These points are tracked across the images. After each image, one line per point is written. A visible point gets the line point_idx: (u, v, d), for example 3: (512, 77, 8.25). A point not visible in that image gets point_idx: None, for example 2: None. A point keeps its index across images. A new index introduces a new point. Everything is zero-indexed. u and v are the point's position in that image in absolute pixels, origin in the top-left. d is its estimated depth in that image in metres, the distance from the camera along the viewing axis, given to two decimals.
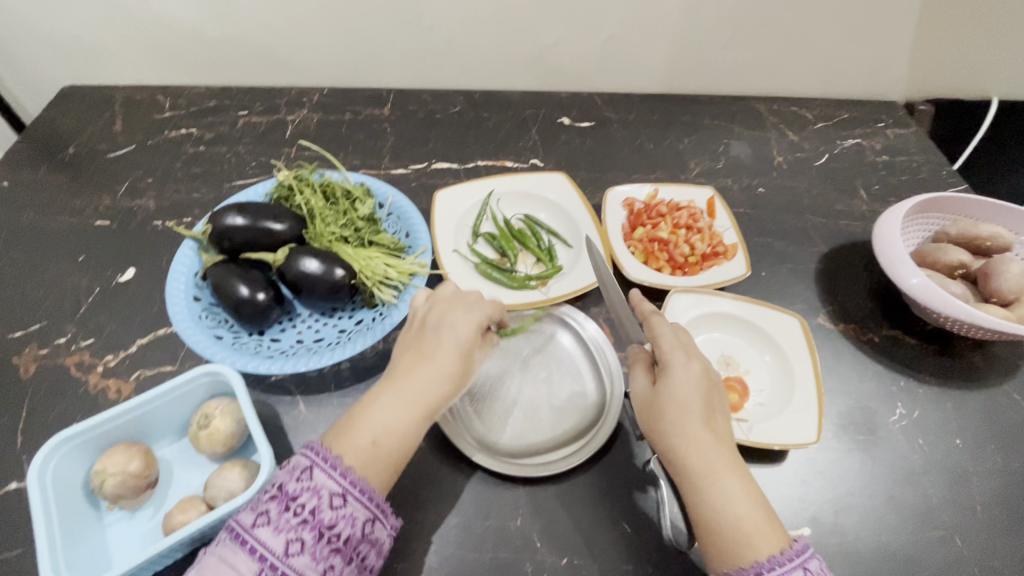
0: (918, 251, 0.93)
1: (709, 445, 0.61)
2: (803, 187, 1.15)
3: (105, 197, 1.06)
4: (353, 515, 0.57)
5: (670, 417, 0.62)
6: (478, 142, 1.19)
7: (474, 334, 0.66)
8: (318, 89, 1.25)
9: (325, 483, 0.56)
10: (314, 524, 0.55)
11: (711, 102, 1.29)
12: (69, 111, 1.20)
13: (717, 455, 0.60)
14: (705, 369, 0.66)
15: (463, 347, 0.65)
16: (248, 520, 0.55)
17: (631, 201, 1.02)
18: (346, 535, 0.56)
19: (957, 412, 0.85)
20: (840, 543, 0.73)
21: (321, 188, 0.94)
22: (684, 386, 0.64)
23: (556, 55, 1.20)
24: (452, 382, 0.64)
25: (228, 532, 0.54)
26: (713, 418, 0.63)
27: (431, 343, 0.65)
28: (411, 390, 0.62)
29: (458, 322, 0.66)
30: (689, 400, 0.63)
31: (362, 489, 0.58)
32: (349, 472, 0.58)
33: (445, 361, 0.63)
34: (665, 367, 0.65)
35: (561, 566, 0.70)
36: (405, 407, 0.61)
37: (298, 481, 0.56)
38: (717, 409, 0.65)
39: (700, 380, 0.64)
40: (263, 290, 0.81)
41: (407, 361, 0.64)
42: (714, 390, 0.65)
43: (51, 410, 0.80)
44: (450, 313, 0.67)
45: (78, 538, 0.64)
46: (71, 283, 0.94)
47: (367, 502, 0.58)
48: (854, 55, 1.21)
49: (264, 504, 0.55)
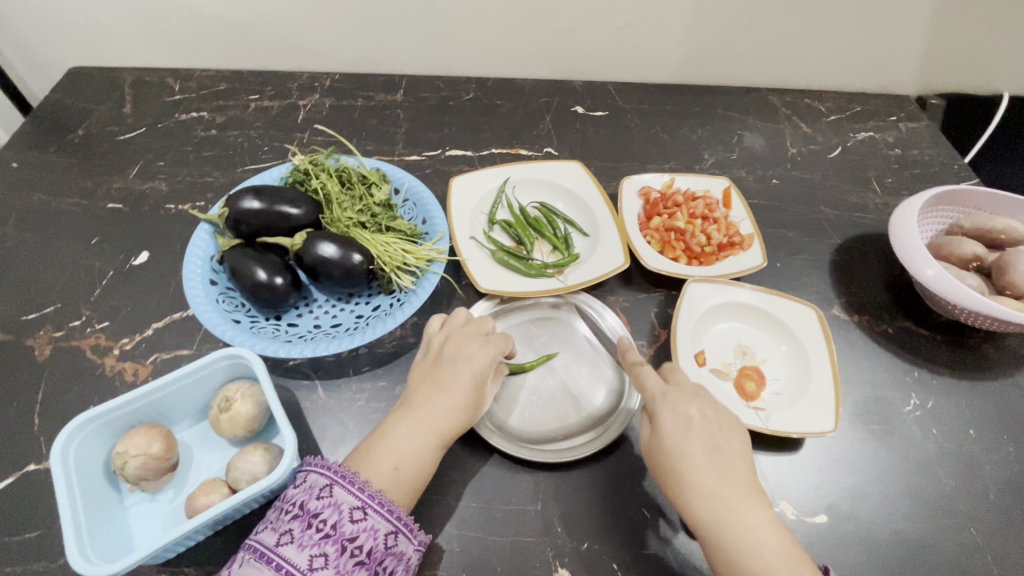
0: (932, 244, 0.93)
1: (713, 493, 0.62)
2: (817, 178, 1.15)
3: (115, 179, 1.05)
4: (374, 528, 0.59)
5: (671, 469, 0.64)
6: (492, 129, 1.18)
7: (488, 364, 0.72)
8: (330, 74, 1.24)
9: (344, 498, 0.59)
10: (336, 537, 0.57)
11: (725, 93, 1.28)
12: (78, 92, 1.18)
13: (722, 502, 0.61)
14: (699, 412, 0.67)
15: (478, 378, 0.71)
16: (273, 539, 0.57)
17: (647, 190, 1.02)
18: (368, 547, 0.58)
19: (970, 403, 0.85)
20: (855, 530, 0.74)
21: (336, 172, 0.93)
22: (677, 435, 0.65)
23: (570, 43, 1.19)
24: (467, 411, 0.69)
25: (253, 551, 0.57)
26: (718, 460, 0.64)
27: (448, 374, 0.70)
28: (430, 418, 0.67)
29: (473, 355, 0.72)
30: (686, 449, 0.64)
31: (380, 502, 0.60)
32: (367, 487, 0.61)
33: (461, 393, 0.69)
34: (657, 415, 0.68)
35: (581, 550, 0.70)
36: (426, 435, 0.66)
37: (318, 499, 0.59)
38: (722, 447, 0.65)
39: (694, 426, 0.66)
40: (280, 274, 0.81)
41: (425, 392, 0.70)
42: (713, 428, 0.66)
43: (68, 392, 0.80)
44: (465, 346, 0.73)
45: (101, 519, 0.64)
46: (84, 265, 0.93)
47: (388, 514, 0.60)
48: (868, 48, 1.21)
49: (287, 523, 0.58)
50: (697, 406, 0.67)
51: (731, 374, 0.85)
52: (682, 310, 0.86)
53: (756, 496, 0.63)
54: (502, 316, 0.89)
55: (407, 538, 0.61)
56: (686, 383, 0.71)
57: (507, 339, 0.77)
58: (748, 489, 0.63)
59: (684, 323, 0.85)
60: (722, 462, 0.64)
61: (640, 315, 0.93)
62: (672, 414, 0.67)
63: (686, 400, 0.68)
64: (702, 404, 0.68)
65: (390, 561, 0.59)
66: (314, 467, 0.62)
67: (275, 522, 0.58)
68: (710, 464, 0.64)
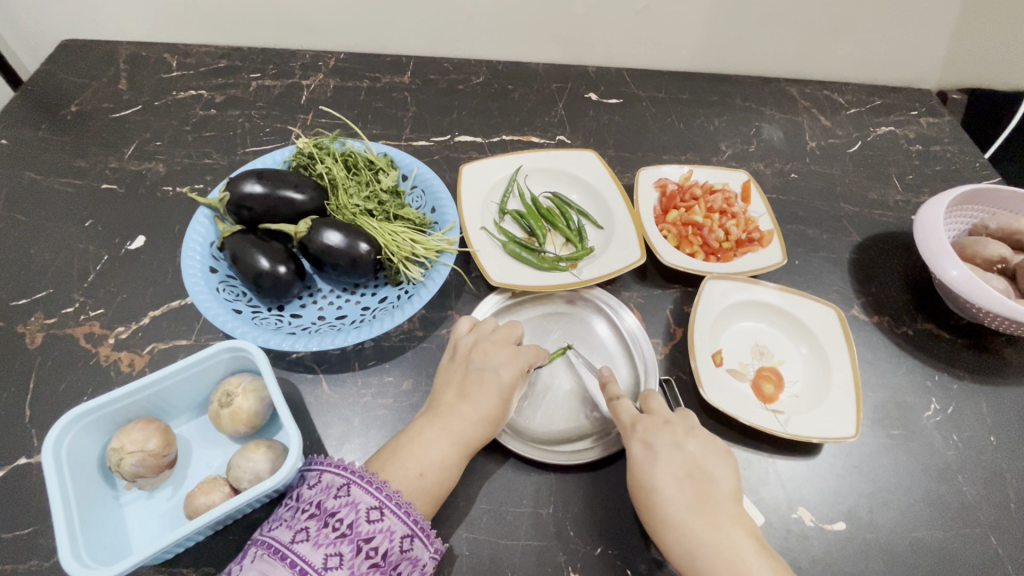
0: (956, 243, 0.88)
1: (685, 525, 0.60)
2: (837, 173, 1.11)
3: (110, 159, 1.01)
4: (391, 529, 0.57)
5: (645, 502, 0.63)
6: (503, 115, 1.14)
7: (516, 376, 0.71)
8: (334, 54, 1.19)
9: (362, 497, 0.57)
10: (352, 537, 0.55)
11: (743, 82, 1.24)
12: (71, 67, 1.13)
13: (695, 534, 0.59)
14: (672, 440, 0.66)
15: (505, 388, 0.70)
16: (287, 537, 0.55)
17: (664, 182, 0.98)
18: (384, 549, 0.56)
19: (991, 409, 0.83)
20: (875, 539, 0.72)
21: (342, 157, 0.89)
22: (647, 468, 0.64)
23: (586, 27, 1.14)
24: (494, 421, 0.68)
25: (266, 548, 0.54)
26: (691, 491, 0.62)
27: (475, 384, 0.69)
28: (457, 427, 0.66)
29: (502, 365, 0.71)
30: (655, 481, 0.63)
31: (398, 503, 0.58)
32: (385, 487, 0.58)
33: (488, 403, 0.68)
34: (629, 449, 0.67)
35: (595, 555, 0.68)
36: (451, 444, 0.65)
37: (335, 498, 0.57)
38: (696, 476, 0.63)
39: (665, 456, 0.65)
40: (283, 263, 0.77)
41: (451, 400, 0.69)
42: (686, 458, 0.65)
43: (61, 383, 0.77)
44: (493, 354, 0.72)
45: (96, 518, 0.61)
46: (78, 249, 0.89)
47: (405, 516, 0.58)
48: (893, 41, 1.17)
49: (303, 521, 0.55)
50: (667, 436, 0.66)
51: (748, 375, 0.83)
52: (701, 307, 0.83)
53: (735, 524, 0.60)
54: (514, 311, 0.86)
55: (423, 543, 0.58)
56: (660, 412, 0.70)
57: (538, 350, 0.76)
58: (725, 519, 0.60)
59: (703, 321, 0.82)
60: (695, 492, 0.62)
61: (655, 312, 0.90)
62: (643, 446, 0.66)
63: (657, 431, 0.67)
64: (675, 433, 0.67)
65: (405, 565, 0.57)
66: (330, 466, 0.59)
67: (290, 520, 0.56)
68: (682, 496, 0.62)
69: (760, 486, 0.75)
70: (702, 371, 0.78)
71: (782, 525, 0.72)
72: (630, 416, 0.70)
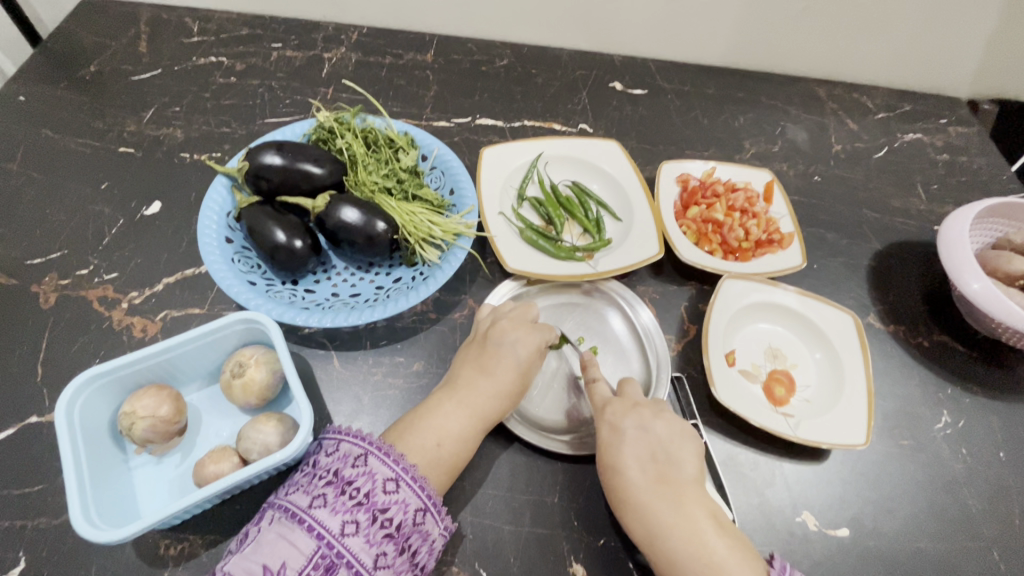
0: (980, 257, 0.86)
1: (646, 506, 0.61)
2: (860, 178, 1.09)
3: (129, 121, 1.00)
4: (405, 502, 0.57)
5: (607, 482, 0.64)
6: (526, 99, 1.12)
7: (533, 354, 0.71)
8: (357, 27, 1.17)
9: (379, 468, 0.57)
10: (369, 506, 0.55)
11: (771, 80, 1.21)
12: (91, 25, 1.12)
13: (655, 514, 0.60)
14: (637, 423, 0.66)
15: (521, 365, 0.69)
16: (304, 502, 0.55)
17: (686, 176, 0.96)
18: (399, 520, 0.56)
19: (1002, 425, 0.83)
20: (876, 545, 0.72)
21: (362, 133, 0.88)
22: (613, 450, 0.65)
23: (612, 15, 1.12)
24: (510, 398, 0.68)
25: (285, 511, 0.54)
26: (652, 473, 0.63)
27: (493, 359, 0.69)
28: (474, 401, 0.66)
29: (519, 342, 0.70)
30: (620, 462, 0.64)
31: (413, 477, 0.58)
32: (401, 460, 0.59)
33: (505, 379, 0.68)
34: (598, 431, 0.68)
35: (597, 546, 0.68)
36: (469, 419, 0.65)
37: (352, 467, 0.57)
38: (659, 458, 0.64)
39: (630, 439, 0.65)
40: (300, 237, 0.76)
41: (470, 374, 0.69)
42: (652, 440, 0.65)
43: (73, 343, 0.77)
44: (510, 330, 0.71)
45: (106, 480, 0.61)
46: (93, 212, 0.89)
47: (419, 491, 0.58)
48: (928, 45, 1.13)
49: (320, 487, 0.55)
50: (635, 418, 0.66)
51: (760, 377, 0.82)
52: (716, 307, 0.82)
53: (696, 505, 0.61)
54: (531, 296, 0.85)
55: (435, 518, 0.58)
56: (631, 397, 0.70)
57: (554, 329, 0.75)
58: (685, 500, 0.61)
59: (718, 320, 0.82)
60: (658, 474, 0.63)
61: (670, 309, 0.89)
62: (611, 429, 0.66)
63: (626, 413, 0.67)
64: (644, 415, 0.66)
65: (416, 539, 0.57)
66: (347, 435, 0.59)
67: (307, 486, 0.56)
68: (645, 478, 0.63)
69: (765, 488, 0.75)
70: (715, 371, 0.77)
71: (786, 528, 0.72)
72: (603, 398, 0.70)
